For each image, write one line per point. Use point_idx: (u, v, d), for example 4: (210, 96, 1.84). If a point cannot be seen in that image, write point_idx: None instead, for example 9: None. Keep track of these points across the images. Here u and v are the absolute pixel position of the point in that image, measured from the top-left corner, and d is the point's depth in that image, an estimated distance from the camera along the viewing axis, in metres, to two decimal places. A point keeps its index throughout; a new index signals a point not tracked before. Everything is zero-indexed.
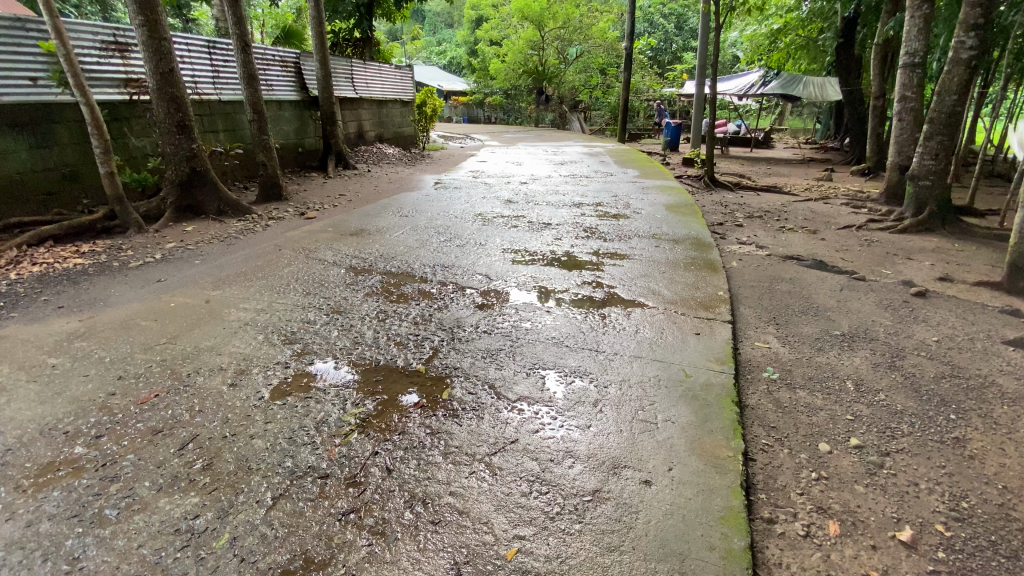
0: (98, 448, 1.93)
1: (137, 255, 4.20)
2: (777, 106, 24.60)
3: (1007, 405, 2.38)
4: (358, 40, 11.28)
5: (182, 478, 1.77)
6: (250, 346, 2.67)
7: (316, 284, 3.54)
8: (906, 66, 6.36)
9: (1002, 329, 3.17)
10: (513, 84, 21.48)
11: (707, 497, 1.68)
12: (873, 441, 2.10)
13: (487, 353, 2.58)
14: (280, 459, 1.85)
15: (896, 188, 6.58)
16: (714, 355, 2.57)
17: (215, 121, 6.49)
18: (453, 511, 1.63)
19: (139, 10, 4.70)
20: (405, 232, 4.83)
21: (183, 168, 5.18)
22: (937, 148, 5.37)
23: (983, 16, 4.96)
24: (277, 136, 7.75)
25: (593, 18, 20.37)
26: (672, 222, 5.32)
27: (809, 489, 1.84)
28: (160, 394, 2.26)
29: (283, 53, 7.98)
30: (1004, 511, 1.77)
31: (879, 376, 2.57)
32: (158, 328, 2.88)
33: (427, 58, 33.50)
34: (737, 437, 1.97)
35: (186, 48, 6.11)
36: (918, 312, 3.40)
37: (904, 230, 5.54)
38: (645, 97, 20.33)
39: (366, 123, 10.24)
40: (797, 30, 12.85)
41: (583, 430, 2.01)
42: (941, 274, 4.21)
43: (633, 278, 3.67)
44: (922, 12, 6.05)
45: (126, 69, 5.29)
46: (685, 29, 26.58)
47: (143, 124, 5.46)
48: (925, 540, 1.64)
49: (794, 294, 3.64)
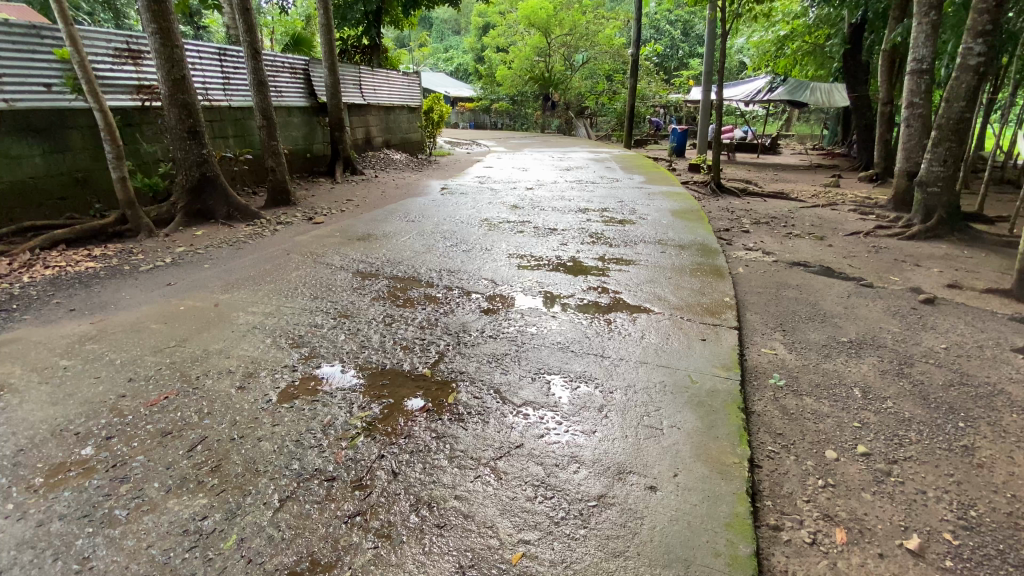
0: (108, 449, 1.96)
1: (147, 259, 4.25)
2: (784, 113, 24.67)
3: (1017, 414, 2.35)
4: (366, 48, 11.48)
5: (191, 479, 1.79)
6: (259, 349, 2.70)
7: (324, 288, 3.57)
8: (913, 72, 6.32)
9: (1012, 336, 3.14)
10: (519, 90, 21.81)
11: (713, 504, 1.68)
12: (881, 448, 2.09)
13: (492, 358, 2.59)
14: (287, 462, 1.87)
15: (904, 194, 6.55)
16: (719, 362, 2.56)
17: (225, 127, 6.59)
18: (459, 514, 1.64)
19: (151, 18, 4.77)
20: (411, 237, 4.87)
21: (194, 173, 5.26)
22: (945, 154, 5.34)
23: (991, 22, 4.94)
24: (286, 141, 7.85)
25: (599, 24, 20.34)
26: (678, 227, 5.35)
27: (816, 497, 1.83)
28: (170, 396, 2.29)
29: (291, 60, 8.03)
30: (1012, 520, 1.75)
31: (887, 384, 2.55)
32: (167, 331, 2.91)
33: (433, 63, 33.92)
34: (743, 443, 1.96)
35: (197, 55, 6.19)
36: (926, 318, 3.38)
37: (913, 236, 5.49)
38: (650, 104, 20.39)
39: (373, 128, 10.34)
40: (804, 37, 12.79)
41: (588, 435, 2.01)
42: (949, 281, 4.19)
43: (640, 282, 3.70)
44: (929, 19, 6.04)
45: (138, 75, 5.38)
46: (692, 36, 27.27)
47: (155, 130, 5.55)
48: (933, 548, 1.63)
49: (801, 301, 3.63)
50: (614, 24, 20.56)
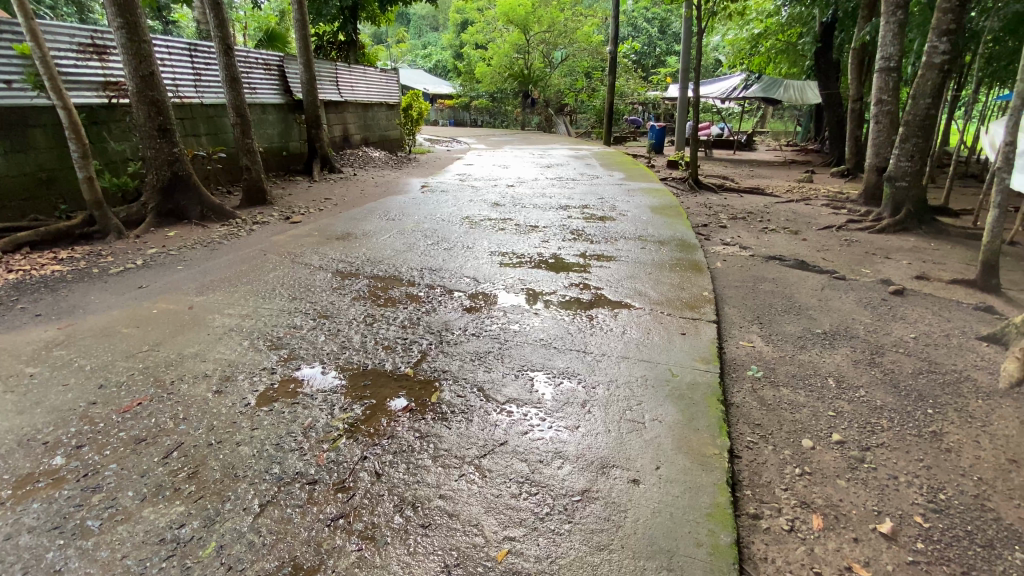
0: (79, 458, 1.90)
1: (117, 261, 4.13)
2: (758, 110, 25.15)
3: (982, 399, 2.45)
4: (342, 44, 11.32)
5: (167, 487, 1.75)
6: (235, 352, 2.64)
7: (302, 288, 3.51)
8: (882, 70, 6.48)
9: (976, 325, 3.27)
10: (499, 87, 21.69)
11: (694, 494, 1.71)
12: (854, 436, 2.15)
13: (475, 356, 2.58)
14: (267, 466, 1.84)
15: (874, 189, 6.76)
16: (700, 355, 2.60)
17: (197, 124, 6.43)
18: (443, 514, 1.63)
19: (118, 12, 4.62)
20: (391, 236, 4.81)
21: (165, 172, 5.11)
22: (913, 150, 5.51)
23: (955, 21, 5.10)
24: (261, 139, 7.70)
25: (577, 21, 20.42)
26: (657, 223, 5.40)
27: (793, 485, 1.87)
28: (143, 401, 2.23)
29: (266, 56, 7.87)
30: (979, 502, 1.82)
31: (860, 373, 2.63)
32: (140, 336, 2.83)
33: (412, 61, 33.60)
34: (723, 435, 2.00)
35: (167, 51, 6.03)
36: (896, 309, 3.50)
37: (882, 230, 5.66)
38: (629, 101, 20.56)
39: (351, 126, 10.21)
40: (778, 35, 13.10)
41: (572, 431, 2.02)
42: (918, 272, 4.32)
43: (620, 278, 3.72)
44: (896, 18, 6.20)
45: (104, 72, 5.20)
46: (669, 33, 27.51)
47: (123, 128, 5.38)
48: (905, 532, 1.68)
49: (776, 294, 3.71)
50: (593, 19, 20.86)
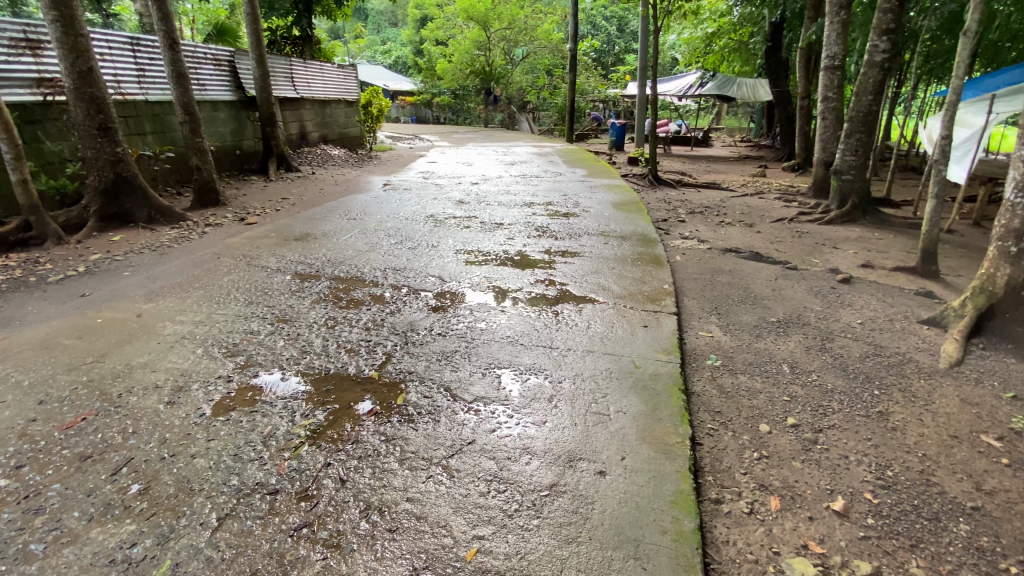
0: (18, 480, 1.78)
1: (57, 268, 3.88)
2: (714, 107, 25.87)
3: (922, 379, 2.60)
4: (296, 38, 10.98)
5: (116, 505, 1.66)
6: (189, 361, 2.53)
7: (259, 292, 3.40)
8: (827, 68, 6.77)
9: (916, 309, 3.47)
10: (460, 84, 21.52)
11: (659, 483, 1.75)
12: (808, 419, 2.24)
13: (441, 355, 2.56)
14: (225, 477, 1.77)
15: (822, 182, 7.07)
16: (661, 346, 2.67)
17: (142, 122, 6.11)
18: (411, 517, 1.61)
19: (51, 5, 4.34)
20: (352, 236, 4.71)
21: (107, 173, 4.84)
22: (857, 144, 5.79)
23: (894, 21, 5.36)
24: (212, 137, 7.38)
25: (538, 19, 20.44)
26: (619, 219, 5.49)
27: (752, 469, 1.94)
28: (88, 416, 2.11)
29: (215, 51, 7.56)
30: (923, 477, 1.93)
31: (812, 359, 2.75)
32: (83, 347, 2.68)
33: (371, 57, 32.91)
34: (685, 423, 2.05)
35: (106, 45, 5.71)
36: (844, 296, 3.68)
37: (831, 221, 5.93)
38: (590, 98, 20.78)
39: (308, 123, 9.92)
40: (730, 35, 13.60)
41: (539, 426, 2.03)
42: (863, 261, 4.55)
43: (584, 274, 3.76)
44: (840, 18, 6.47)
45: (38, 67, 4.87)
46: (627, 31, 27.91)
47: (59, 127, 5.06)
48: (856, 508, 1.77)
49: (734, 285, 3.83)
50: (553, 17, 20.95)
